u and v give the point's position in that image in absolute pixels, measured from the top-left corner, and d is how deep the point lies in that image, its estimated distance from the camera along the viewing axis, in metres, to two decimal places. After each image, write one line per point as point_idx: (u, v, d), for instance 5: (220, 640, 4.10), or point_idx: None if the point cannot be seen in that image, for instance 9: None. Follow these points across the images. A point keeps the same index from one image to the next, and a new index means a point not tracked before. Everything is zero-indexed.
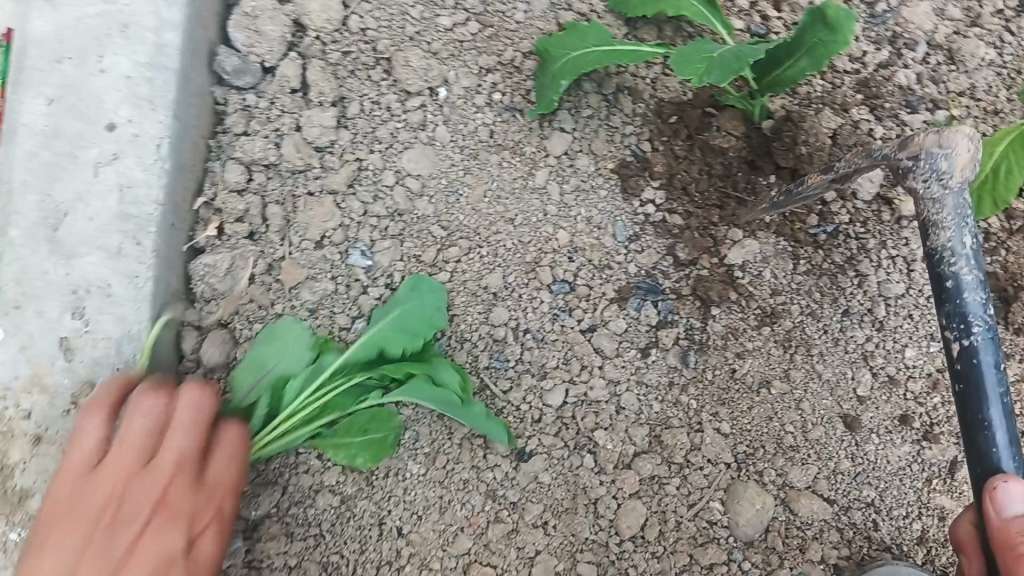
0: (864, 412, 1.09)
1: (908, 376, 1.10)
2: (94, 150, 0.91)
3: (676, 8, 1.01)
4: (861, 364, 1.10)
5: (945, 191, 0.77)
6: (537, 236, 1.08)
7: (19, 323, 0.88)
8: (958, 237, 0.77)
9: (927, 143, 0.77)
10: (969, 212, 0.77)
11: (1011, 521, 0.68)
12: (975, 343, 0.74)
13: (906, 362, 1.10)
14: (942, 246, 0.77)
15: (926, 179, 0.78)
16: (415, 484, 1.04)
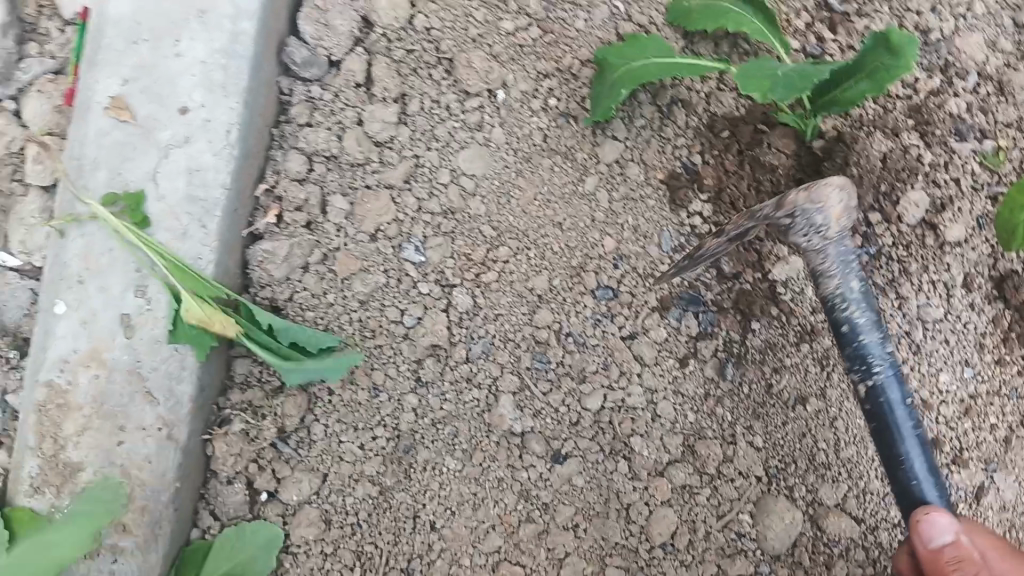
0: None
1: (941, 400, 1.09)
2: (166, 132, 0.91)
3: (736, 24, 1.03)
4: None
5: (826, 242, 0.89)
6: (583, 241, 1.10)
7: (82, 297, 0.90)
8: (845, 284, 0.89)
9: (800, 201, 0.89)
10: (851, 260, 0.89)
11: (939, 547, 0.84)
12: (880, 383, 0.88)
13: (940, 386, 1.09)
14: (833, 294, 0.90)
15: (809, 234, 0.90)
16: (451, 479, 1.05)
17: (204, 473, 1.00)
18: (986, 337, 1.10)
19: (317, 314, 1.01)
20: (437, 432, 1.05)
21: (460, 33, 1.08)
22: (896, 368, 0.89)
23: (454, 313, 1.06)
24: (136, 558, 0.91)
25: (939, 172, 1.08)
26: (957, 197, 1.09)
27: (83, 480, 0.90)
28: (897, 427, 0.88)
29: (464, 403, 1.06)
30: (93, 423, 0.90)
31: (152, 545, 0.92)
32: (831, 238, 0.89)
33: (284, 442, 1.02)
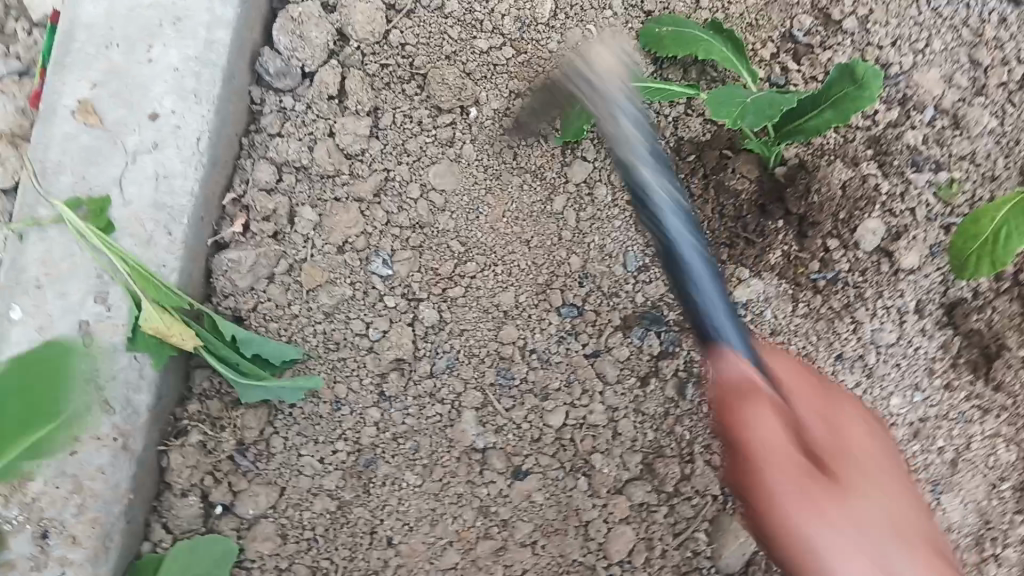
0: None
1: (891, 423, 1.13)
2: (135, 138, 0.90)
3: (706, 51, 1.05)
4: None
5: (608, 90, 0.82)
6: (550, 259, 1.11)
7: (40, 302, 0.88)
8: (637, 141, 0.80)
9: (583, 59, 0.85)
10: (638, 117, 0.81)
11: (727, 386, 0.78)
12: (656, 212, 0.80)
13: (890, 408, 1.13)
14: (615, 153, 0.82)
15: (590, 91, 0.84)
16: (409, 494, 1.06)
17: (158, 485, 0.98)
18: (936, 363, 1.14)
19: (281, 325, 1.01)
20: (398, 446, 1.06)
21: (434, 48, 1.07)
22: (684, 208, 0.81)
23: (419, 327, 1.06)
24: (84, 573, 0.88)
25: (896, 203, 1.11)
26: (912, 226, 1.12)
27: (31, 491, 0.87)
28: (691, 275, 0.80)
29: (426, 419, 1.07)
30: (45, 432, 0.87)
31: (101, 560, 0.89)
32: (607, 85, 0.82)
33: (243, 454, 1.00)
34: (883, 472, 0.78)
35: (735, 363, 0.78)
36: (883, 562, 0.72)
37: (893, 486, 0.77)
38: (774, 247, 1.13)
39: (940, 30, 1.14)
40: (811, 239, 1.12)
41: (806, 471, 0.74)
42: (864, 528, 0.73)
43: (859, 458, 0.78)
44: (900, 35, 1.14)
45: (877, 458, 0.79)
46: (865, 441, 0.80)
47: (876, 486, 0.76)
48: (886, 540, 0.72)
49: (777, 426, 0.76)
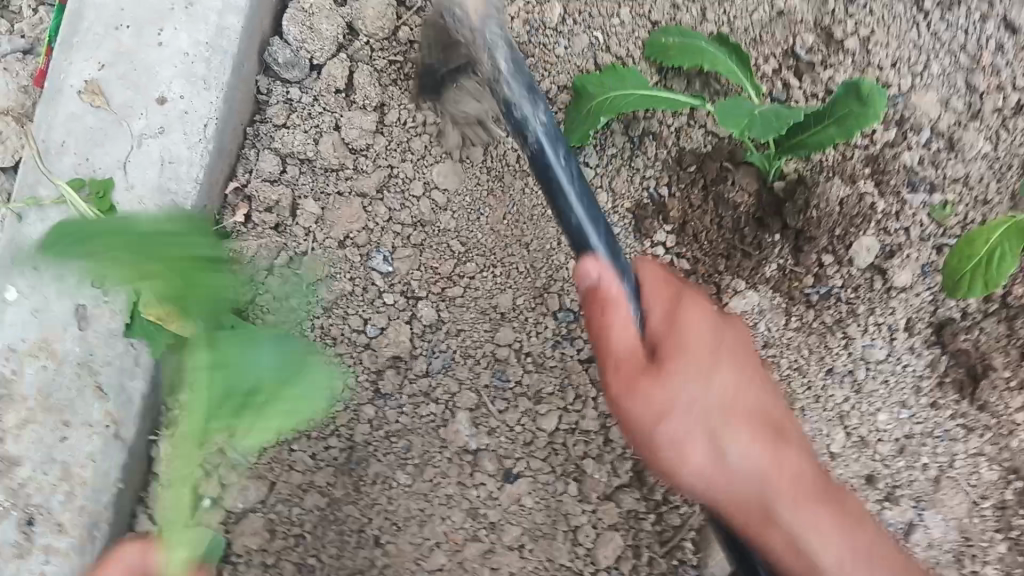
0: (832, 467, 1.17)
1: (878, 439, 1.17)
2: (141, 122, 0.89)
3: (711, 63, 1.06)
4: (836, 423, 1.16)
5: (472, 26, 0.83)
6: (548, 262, 1.09)
7: (38, 284, 0.87)
8: (501, 69, 0.83)
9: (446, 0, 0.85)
10: (498, 42, 0.83)
11: (588, 289, 0.80)
12: (535, 146, 0.83)
13: (877, 425, 1.17)
14: (491, 81, 0.84)
15: (460, 28, 0.85)
16: (399, 494, 1.05)
17: (146, 475, 0.95)
18: (923, 381, 1.16)
19: (276, 318, 0.99)
20: (391, 445, 1.05)
21: None
22: (556, 132, 0.84)
23: (417, 325, 1.06)
24: (70, 560, 0.87)
25: (891, 221, 1.13)
26: (906, 245, 1.13)
27: (19, 475, 0.86)
28: (553, 179, 0.83)
29: (421, 418, 1.06)
30: (36, 416, 0.86)
31: (87, 549, 0.87)
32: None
33: (233, 449, 0.98)
34: (710, 356, 0.82)
35: (605, 270, 0.79)
36: (713, 441, 0.82)
37: (720, 370, 0.83)
38: (770, 259, 1.14)
39: (938, 53, 1.14)
40: (808, 253, 1.13)
41: (645, 366, 0.81)
42: (686, 415, 0.81)
43: (692, 349, 0.82)
44: (899, 57, 1.15)
45: (704, 335, 0.83)
46: (693, 320, 0.83)
47: (702, 375, 0.81)
48: (713, 422, 0.82)
49: (630, 324, 0.80)
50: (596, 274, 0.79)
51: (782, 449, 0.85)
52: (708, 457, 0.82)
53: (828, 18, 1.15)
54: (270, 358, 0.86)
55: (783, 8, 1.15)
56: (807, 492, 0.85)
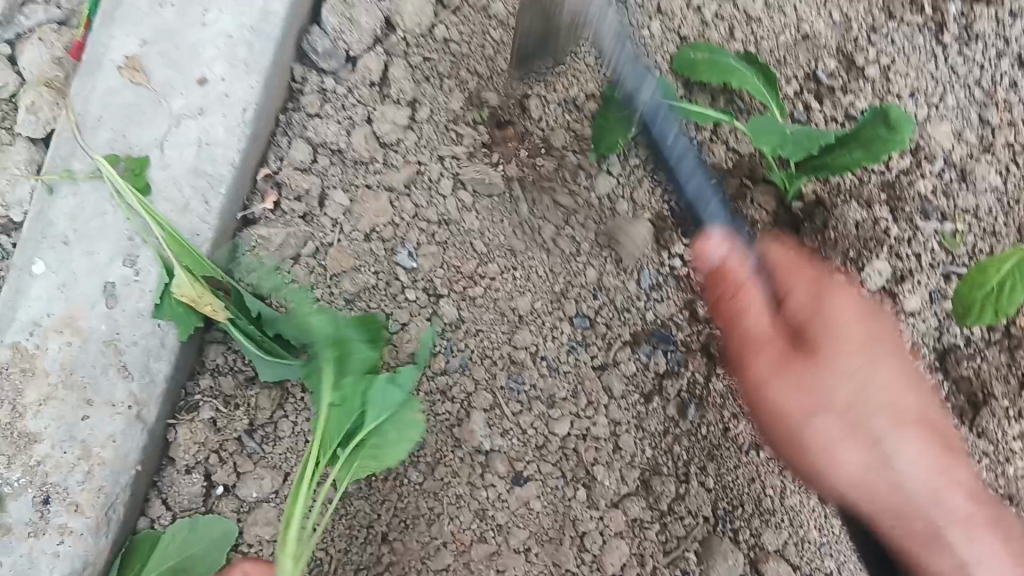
0: None
1: None
2: (180, 101, 0.89)
3: (738, 81, 1.08)
4: None
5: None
6: (568, 268, 1.11)
7: (65, 259, 0.86)
8: (616, 34, 0.95)
9: None
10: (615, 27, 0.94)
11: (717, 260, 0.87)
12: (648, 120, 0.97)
13: None
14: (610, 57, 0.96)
15: None
16: (410, 492, 1.07)
17: (160, 459, 0.94)
18: None
19: (301, 307, 0.99)
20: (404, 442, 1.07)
21: (478, 50, 1.09)
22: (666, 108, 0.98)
23: (437, 323, 1.07)
24: (84, 541, 0.85)
25: (902, 247, 1.16)
26: (916, 271, 1.16)
27: (37, 453, 0.85)
28: (670, 157, 0.97)
29: (435, 416, 1.07)
30: (58, 393, 0.85)
31: (102, 531, 0.86)
32: None
33: (250, 436, 0.96)
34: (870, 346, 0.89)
35: (732, 249, 0.86)
36: (871, 435, 0.87)
37: (885, 371, 0.89)
38: None
39: (954, 86, 1.18)
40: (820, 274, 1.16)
41: (788, 350, 0.88)
42: (844, 416, 0.87)
43: (845, 344, 0.88)
44: (917, 87, 1.18)
45: (868, 345, 0.89)
46: (844, 314, 0.89)
47: (864, 369, 0.88)
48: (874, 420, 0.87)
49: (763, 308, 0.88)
50: (722, 253, 0.86)
51: (945, 462, 0.90)
52: (866, 464, 0.88)
53: (851, 44, 1.18)
54: (391, 399, 0.90)
55: (808, 32, 1.18)
56: (961, 512, 0.91)
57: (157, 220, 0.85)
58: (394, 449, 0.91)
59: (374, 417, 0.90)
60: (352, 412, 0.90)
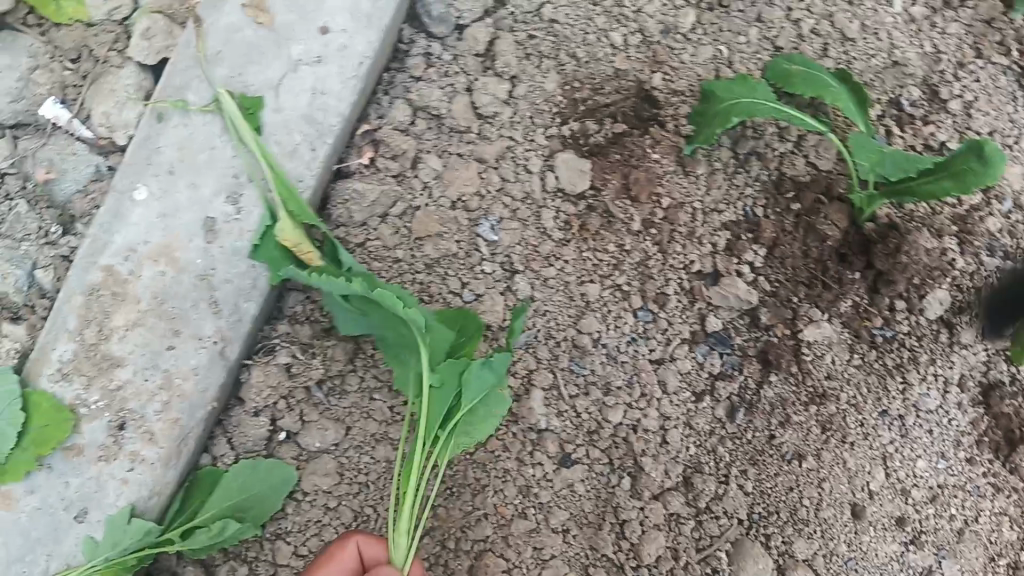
0: (870, 503, 1.10)
1: (914, 484, 1.11)
2: (300, 48, 0.91)
3: (833, 97, 1.06)
4: (879, 463, 1.11)
5: None
6: (642, 263, 1.11)
7: (170, 188, 0.87)
8: None
9: None
10: None
11: None
12: None
13: (916, 470, 1.11)
14: None
15: None
16: (461, 460, 1.09)
17: (230, 398, 0.94)
18: (963, 437, 1.13)
19: (381, 266, 1.03)
20: None
21: (581, 34, 1.12)
22: None
23: (511, 297, 1.06)
24: (154, 471, 0.85)
25: (965, 279, 1.15)
26: (975, 304, 1.14)
27: (119, 377, 0.85)
28: None
29: None
30: (147, 319, 0.85)
31: (172, 463, 0.86)
32: None
33: (319, 386, 0.95)
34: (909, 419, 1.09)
35: None
36: None
37: None
38: (848, 296, 1.13)
39: None
40: (882, 295, 1.14)
41: None
42: None
43: None
44: (995, 126, 1.17)
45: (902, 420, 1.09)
46: None
47: None
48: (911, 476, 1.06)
49: None
50: None
51: None
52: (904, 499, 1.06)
53: (937, 76, 1.18)
54: (487, 381, 0.90)
55: (898, 58, 1.18)
56: None
57: (266, 158, 0.86)
58: (485, 423, 0.93)
59: (470, 398, 0.90)
60: (448, 395, 0.91)
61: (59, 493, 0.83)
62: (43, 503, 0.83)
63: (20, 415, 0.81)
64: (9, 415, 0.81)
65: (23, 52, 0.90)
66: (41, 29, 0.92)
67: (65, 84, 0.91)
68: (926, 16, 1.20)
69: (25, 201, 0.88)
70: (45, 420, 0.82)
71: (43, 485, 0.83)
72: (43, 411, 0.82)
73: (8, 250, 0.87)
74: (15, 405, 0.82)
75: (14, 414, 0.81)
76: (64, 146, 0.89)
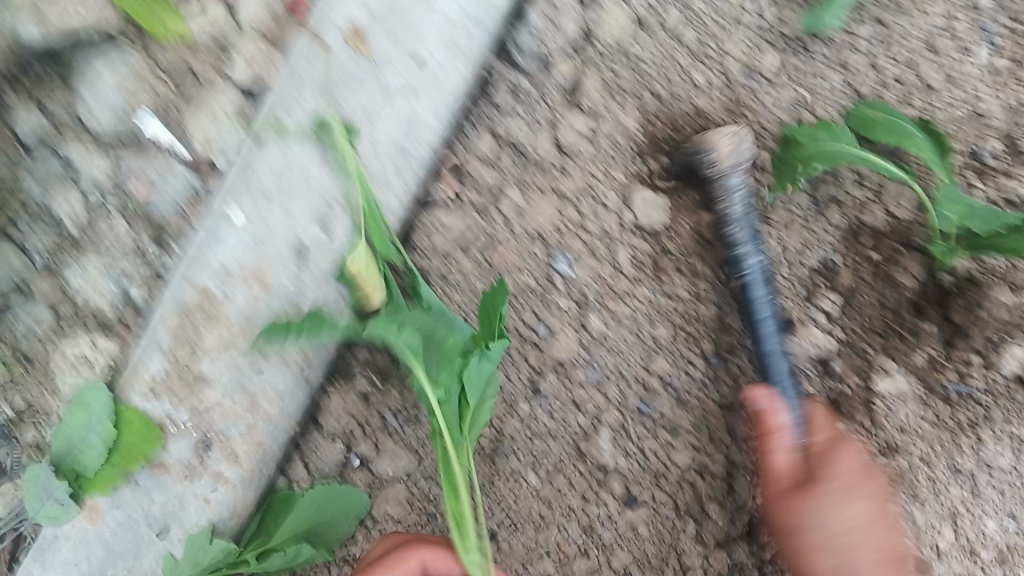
0: (939, 562, 1.11)
1: (981, 544, 1.12)
2: (396, 79, 0.94)
3: (917, 148, 1.05)
4: (948, 520, 1.12)
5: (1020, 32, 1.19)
6: (718, 306, 1.10)
7: (265, 213, 0.89)
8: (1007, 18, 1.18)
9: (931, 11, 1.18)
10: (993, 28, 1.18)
11: None
12: None
13: (984, 530, 1.12)
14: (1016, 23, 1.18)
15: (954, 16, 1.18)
16: (526, 495, 1.07)
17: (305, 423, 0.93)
18: None
19: (461, 300, 1.05)
20: (531, 446, 1.07)
21: (664, 73, 1.12)
22: None
23: (584, 334, 1.08)
24: (235, 491, 0.87)
25: None
26: None
27: (207, 397, 0.86)
28: None
29: (565, 426, 1.08)
30: (236, 341, 0.87)
31: (252, 484, 0.89)
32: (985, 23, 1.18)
33: (393, 415, 0.95)
34: (854, 478, 1.01)
35: None
36: None
37: None
38: (924, 348, 1.13)
39: None
40: (959, 348, 1.13)
41: None
42: None
43: None
44: None
45: (849, 478, 1.01)
46: None
47: None
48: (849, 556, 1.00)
49: None
50: None
51: None
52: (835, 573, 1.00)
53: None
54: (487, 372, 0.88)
55: (981, 110, 1.16)
56: None
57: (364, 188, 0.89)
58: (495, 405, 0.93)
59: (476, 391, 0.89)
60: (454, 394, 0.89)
61: (144, 508, 0.85)
62: (127, 518, 0.85)
63: (111, 428, 0.82)
64: (100, 427, 0.82)
65: (123, 66, 0.89)
66: (140, 44, 0.89)
67: (164, 100, 0.91)
68: (1012, 70, 1.17)
69: (122, 220, 0.90)
70: (133, 435, 0.83)
71: (127, 500, 0.85)
72: (132, 426, 0.83)
73: (103, 266, 0.89)
74: (105, 417, 0.82)
75: (105, 426, 0.82)
76: (162, 164, 0.90)
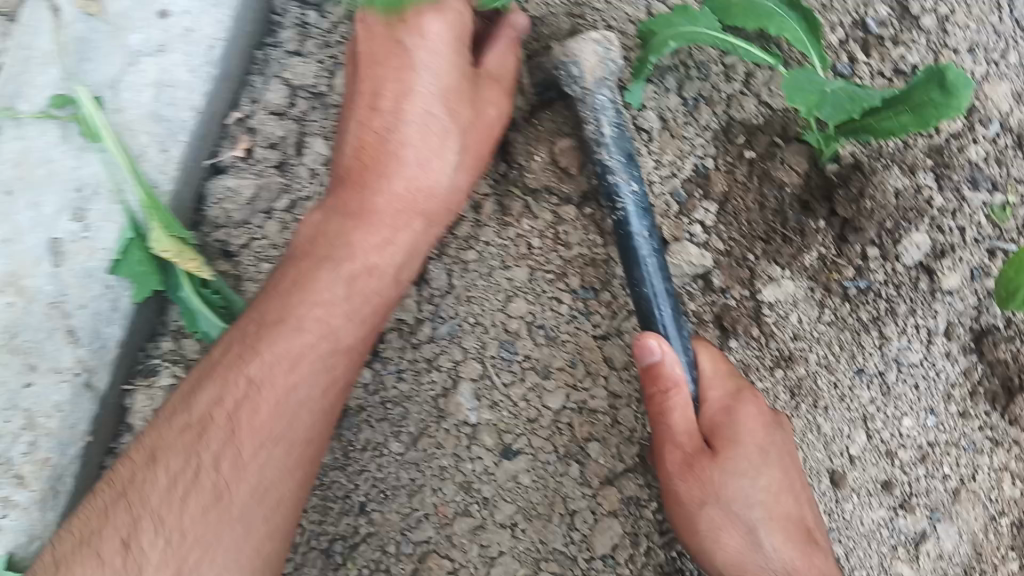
0: (852, 470, 1.02)
1: (901, 445, 1.02)
2: (138, 37, 0.86)
3: (778, 28, 0.91)
4: (858, 424, 1.02)
5: None
6: (585, 235, 1.01)
7: (7, 212, 0.81)
8: None
9: None
10: None
11: None
12: None
13: (902, 429, 1.02)
14: None
15: None
16: (390, 462, 1.00)
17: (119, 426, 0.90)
18: (954, 389, 1.03)
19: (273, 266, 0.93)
20: (386, 411, 1.01)
21: None
22: None
23: (426, 288, 1.01)
24: (30, 514, 0.82)
25: (946, 218, 1.02)
26: (959, 246, 1.02)
27: None
28: None
29: (421, 386, 1.01)
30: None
31: (49, 504, 0.83)
32: None
33: None
34: (758, 462, 0.85)
35: None
36: None
37: None
38: (812, 247, 1.01)
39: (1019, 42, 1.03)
40: (852, 243, 1.01)
41: None
42: None
43: None
44: (975, 41, 1.03)
45: (750, 466, 0.85)
46: None
47: None
48: (755, 519, 0.85)
49: None
50: None
51: None
52: (744, 544, 0.85)
53: None
54: None
55: None
56: None
57: (127, 163, 0.82)
58: None
59: None
60: None
61: None
62: None
63: None
64: None
65: None
66: None
67: None
68: None
69: None
70: None
71: None
72: None
73: None
74: None
75: None
76: None
